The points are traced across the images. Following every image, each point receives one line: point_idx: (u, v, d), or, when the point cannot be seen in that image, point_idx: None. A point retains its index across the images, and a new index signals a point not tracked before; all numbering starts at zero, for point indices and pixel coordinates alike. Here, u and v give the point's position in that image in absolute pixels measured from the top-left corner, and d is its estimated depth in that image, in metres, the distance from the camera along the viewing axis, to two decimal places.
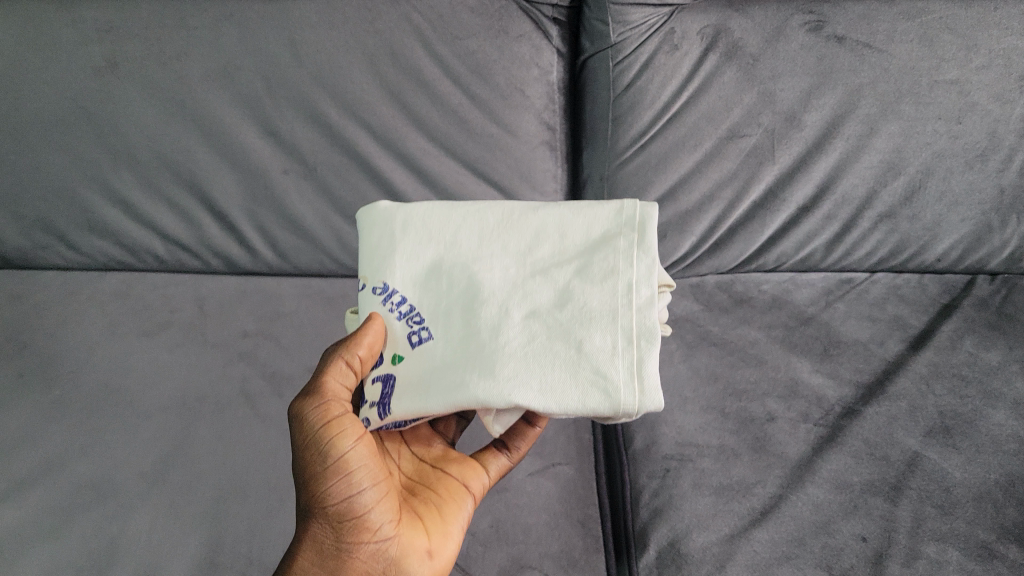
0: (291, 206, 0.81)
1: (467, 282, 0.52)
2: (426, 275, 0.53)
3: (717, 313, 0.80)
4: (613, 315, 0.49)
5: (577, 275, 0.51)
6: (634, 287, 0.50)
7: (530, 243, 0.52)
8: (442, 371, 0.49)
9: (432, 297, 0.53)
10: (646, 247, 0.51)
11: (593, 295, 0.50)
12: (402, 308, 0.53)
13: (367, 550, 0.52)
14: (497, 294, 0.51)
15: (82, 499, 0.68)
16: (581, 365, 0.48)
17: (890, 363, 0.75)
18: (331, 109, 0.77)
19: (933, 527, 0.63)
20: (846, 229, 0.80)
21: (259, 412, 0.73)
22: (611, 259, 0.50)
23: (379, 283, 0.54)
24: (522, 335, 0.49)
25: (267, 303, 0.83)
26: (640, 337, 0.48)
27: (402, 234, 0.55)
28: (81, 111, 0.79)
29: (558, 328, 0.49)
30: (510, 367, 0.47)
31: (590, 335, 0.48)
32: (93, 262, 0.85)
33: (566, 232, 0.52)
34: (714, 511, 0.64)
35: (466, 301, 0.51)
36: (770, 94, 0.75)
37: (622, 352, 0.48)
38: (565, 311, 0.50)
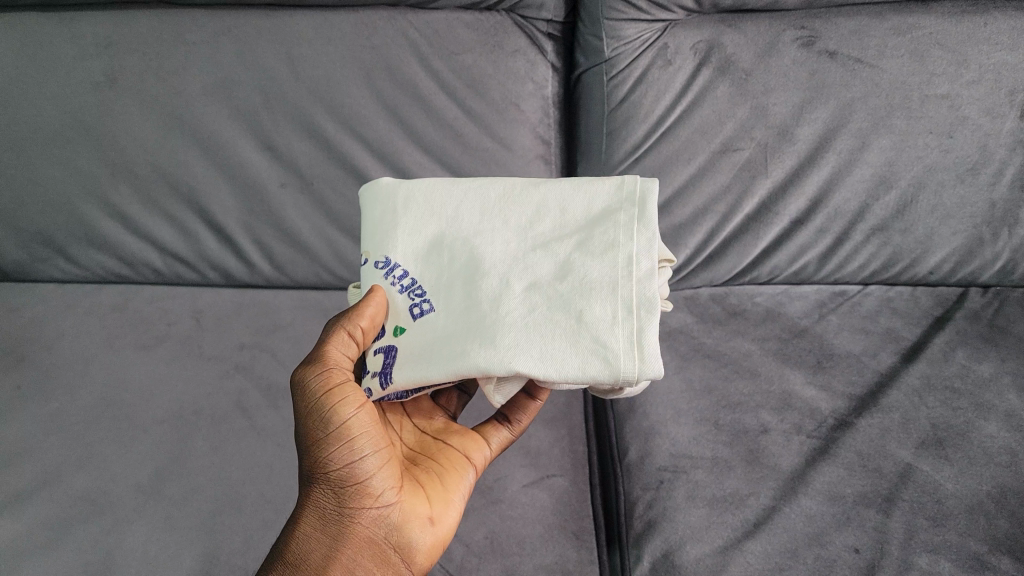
0: (288, 220, 0.81)
1: (468, 256, 0.52)
2: (428, 250, 0.54)
3: (711, 325, 0.80)
4: (613, 286, 0.48)
5: (578, 249, 0.50)
6: (634, 259, 0.49)
7: (530, 218, 0.53)
8: (443, 340, 0.50)
9: (433, 271, 0.54)
10: (646, 221, 0.50)
11: (594, 267, 0.49)
12: (403, 282, 0.54)
13: (369, 515, 0.53)
14: (497, 267, 0.51)
15: (78, 512, 0.68)
16: (581, 334, 0.47)
17: (883, 375, 0.75)
18: (329, 124, 0.78)
19: (926, 538, 0.63)
20: (839, 242, 0.81)
21: (255, 424, 0.74)
22: (612, 233, 0.50)
23: (381, 258, 0.55)
24: (523, 306, 0.49)
25: (264, 315, 0.83)
26: (641, 308, 0.47)
27: (404, 209, 0.55)
28: (79, 126, 0.80)
29: (559, 299, 0.49)
30: (510, 336, 0.47)
31: (590, 305, 0.48)
32: (91, 275, 0.86)
33: (567, 208, 0.52)
34: (708, 523, 0.65)
35: (467, 274, 0.52)
36: (764, 109, 0.76)
37: (622, 322, 0.47)
38: (565, 283, 0.49)
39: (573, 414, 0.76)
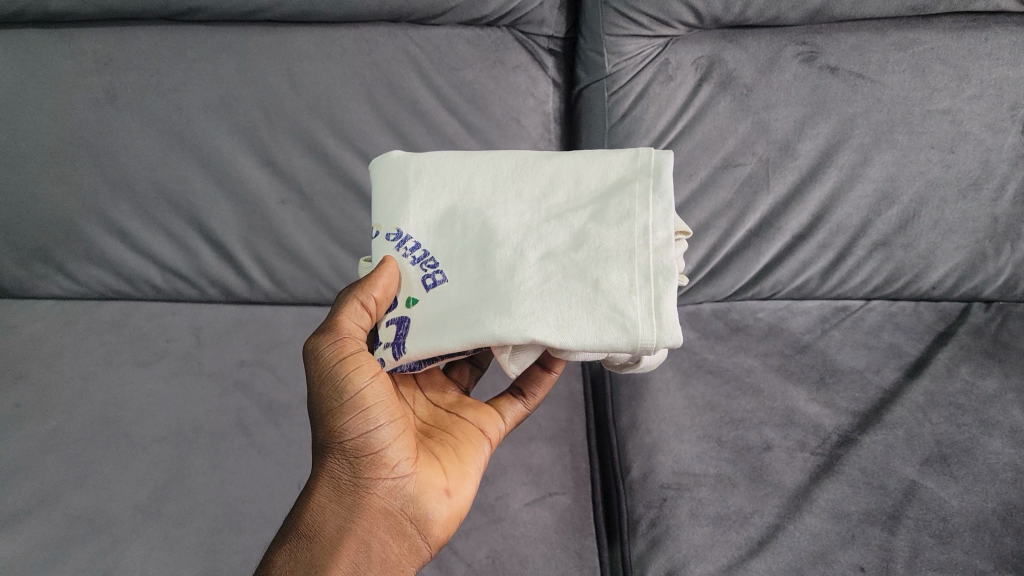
0: (289, 236, 0.81)
1: (481, 227, 0.52)
2: (441, 221, 0.54)
3: (713, 340, 0.80)
4: (629, 255, 0.47)
5: (593, 219, 0.50)
6: (650, 229, 0.48)
7: (545, 189, 0.52)
8: (457, 310, 0.49)
9: (446, 242, 0.53)
10: (662, 192, 0.49)
11: (609, 237, 0.48)
12: (415, 254, 0.54)
13: (385, 485, 0.52)
14: (511, 238, 0.50)
15: (76, 532, 0.67)
16: (597, 303, 0.46)
17: (886, 392, 0.75)
18: (330, 139, 0.78)
19: (931, 556, 0.62)
20: (841, 257, 0.80)
21: (255, 442, 0.73)
22: (627, 204, 0.49)
23: (393, 230, 0.55)
24: (538, 275, 0.48)
25: (264, 332, 0.82)
26: (659, 276, 0.47)
27: (415, 181, 0.55)
28: (79, 141, 0.80)
29: (574, 268, 0.48)
30: (525, 306, 0.47)
31: (605, 273, 0.47)
32: (90, 292, 0.85)
33: (581, 179, 0.52)
34: (712, 542, 0.64)
35: (480, 243, 0.51)
36: (766, 124, 0.76)
37: (639, 290, 0.46)
38: (580, 252, 0.49)
39: (575, 431, 0.75)
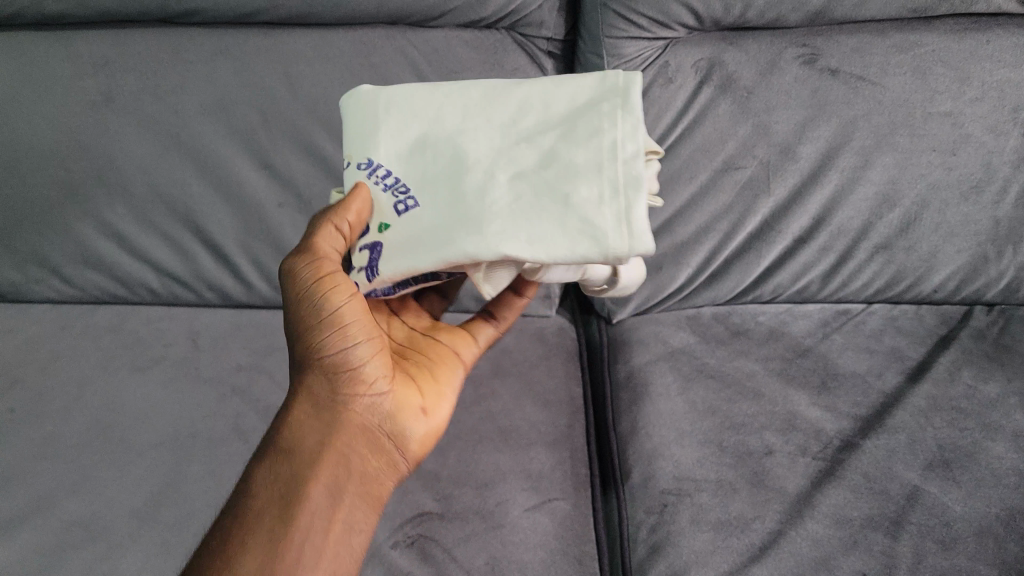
0: (286, 241, 0.80)
1: (453, 152, 0.49)
2: (411, 149, 0.51)
3: (714, 345, 0.80)
4: (597, 167, 0.44)
5: (561, 138, 0.46)
6: (619, 144, 0.44)
7: (513, 115, 0.48)
8: (430, 232, 0.47)
9: (417, 168, 0.50)
10: (631, 107, 0.45)
11: (577, 153, 0.45)
12: (387, 181, 0.51)
13: (363, 402, 0.54)
14: (482, 161, 0.47)
15: (71, 539, 0.66)
16: (568, 216, 0.44)
17: (888, 396, 0.74)
18: (328, 143, 0.78)
19: (934, 562, 0.62)
20: (842, 261, 0.80)
21: (252, 447, 0.72)
22: (594, 121, 0.45)
23: (364, 159, 0.52)
24: (508, 194, 0.46)
25: (261, 336, 0.82)
26: (629, 187, 0.44)
27: (384, 114, 0.52)
28: (76, 145, 0.79)
29: (545, 185, 0.45)
30: (497, 224, 0.45)
31: (574, 187, 0.44)
32: (87, 295, 0.85)
33: (551, 102, 0.48)
34: (713, 547, 0.64)
35: (450, 168, 0.48)
36: (766, 126, 0.75)
37: (607, 201, 0.44)
38: (550, 170, 0.45)
39: (575, 437, 0.75)
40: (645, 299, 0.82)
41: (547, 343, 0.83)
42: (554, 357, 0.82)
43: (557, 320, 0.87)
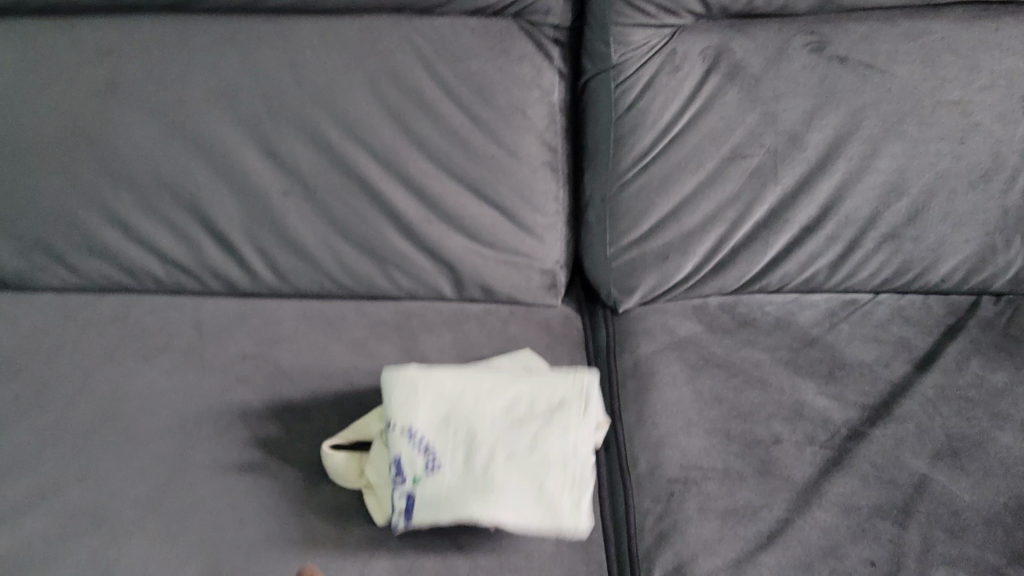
0: (292, 229, 0.81)
1: (467, 435, 0.63)
2: (440, 424, 0.64)
3: (721, 334, 0.80)
4: (563, 467, 0.62)
5: (543, 428, 0.63)
6: (578, 448, 0.63)
7: (511, 404, 0.65)
8: (457, 490, 0.61)
9: (444, 440, 0.63)
10: (589, 413, 0.64)
11: (552, 445, 0.62)
12: (425, 447, 0.63)
13: None
14: (487, 442, 0.63)
15: (77, 527, 0.65)
16: (541, 498, 0.60)
17: (896, 385, 0.74)
18: (335, 131, 0.77)
19: (943, 551, 0.62)
20: (850, 249, 0.79)
21: (258, 436, 0.72)
22: (565, 423, 0.63)
23: (405, 426, 0.63)
24: (504, 474, 0.61)
25: (266, 327, 0.82)
26: (580, 483, 0.61)
27: (422, 391, 0.65)
28: (80, 132, 0.79)
29: (529, 470, 0.61)
30: (496, 496, 0.60)
31: (546, 480, 0.61)
32: (90, 284, 0.85)
33: (536, 398, 0.65)
34: (720, 536, 0.63)
35: (464, 448, 0.63)
36: (773, 115, 0.75)
37: (568, 492, 0.61)
38: (534, 455, 0.62)
39: None
40: (654, 287, 0.81)
41: (553, 332, 0.82)
42: (561, 346, 0.81)
43: (562, 309, 0.86)
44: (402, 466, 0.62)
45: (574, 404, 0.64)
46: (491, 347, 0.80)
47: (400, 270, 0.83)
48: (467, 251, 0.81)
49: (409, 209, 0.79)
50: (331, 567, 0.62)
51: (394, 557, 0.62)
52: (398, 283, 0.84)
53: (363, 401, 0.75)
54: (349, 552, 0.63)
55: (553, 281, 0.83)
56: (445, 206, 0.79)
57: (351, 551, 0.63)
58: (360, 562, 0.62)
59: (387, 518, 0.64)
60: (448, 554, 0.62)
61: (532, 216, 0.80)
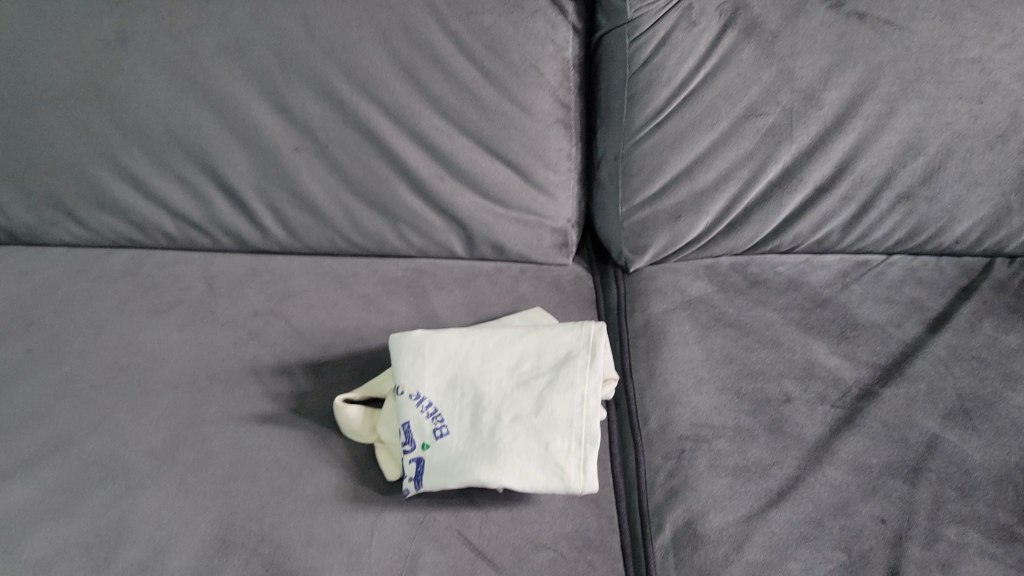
0: (305, 186, 0.82)
1: (473, 395, 0.64)
2: (446, 386, 0.65)
3: (733, 294, 0.80)
4: (570, 423, 0.61)
5: (548, 386, 0.63)
6: (586, 399, 0.62)
7: (515, 362, 0.65)
8: (462, 453, 0.61)
9: (450, 402, 0.64)
10: (596, 366, 0.63)
11: (559, 404, 0.62)
12: (431, 411, 0.64)
13: None
14: (493, 404, 0.63)
15: (91, 477, 0.66)
16: (548, 460, 0.60)
17: (908, 345, 0.74)
18: (346, 86, 0.76)
19: (954, 509, 0.61)
20: (864, 210, 0.80)
21: (269, 390, 0.72)
22: (572, 376, 0.63)
23: (412, 391, 0.65)
24: (509, 435, 0.61)
25: (277, 282, 0.84)
26: (587, 440, 0.61)
27: (429, 356, 0.67)
28: (90, 86, 0.78)
29: (535, 429, 0.61)
30: (503, 457, 0.59)
31: (553, 438, 0.60)
32: (100, 238, 0.88)
33: (542, 353, 0.65)
34: (731, 492, 0.63)
35: (470, 410, 0.63)
36: (789, 72, 0.73)
37: (575, 450, 0.60)
38: (540, 416, 0.61)
39: None
40: (665, 248, 0.82)
41: (564, 291, 0.83)
42: (572, 305, 0.82)
43: (573, 269, 0.87)
44: (410, 434, 0.63)
45: (576, 359, 0.64)
46: (502, 305, 0.81)
47: (411, 228, 0.83)
48: (478, 208, 0.81)
49: (421, 165, 0.79)
50: (344, 520, 0.62)
51: (405, 511, 0.62)
52: (409, 239, 0.84)
53: (375, 355, 0.76)
54: (362, 507, 0.62)
55: (563, 240, 0.85)
56: (457, 163, 0.79)
57: (364, 503, 0.63)
58: (373, 515, 0.62)
59: (398, 473, 0.64)
60: (460, 508, 0.62)
61: (546, 172, 0.80)
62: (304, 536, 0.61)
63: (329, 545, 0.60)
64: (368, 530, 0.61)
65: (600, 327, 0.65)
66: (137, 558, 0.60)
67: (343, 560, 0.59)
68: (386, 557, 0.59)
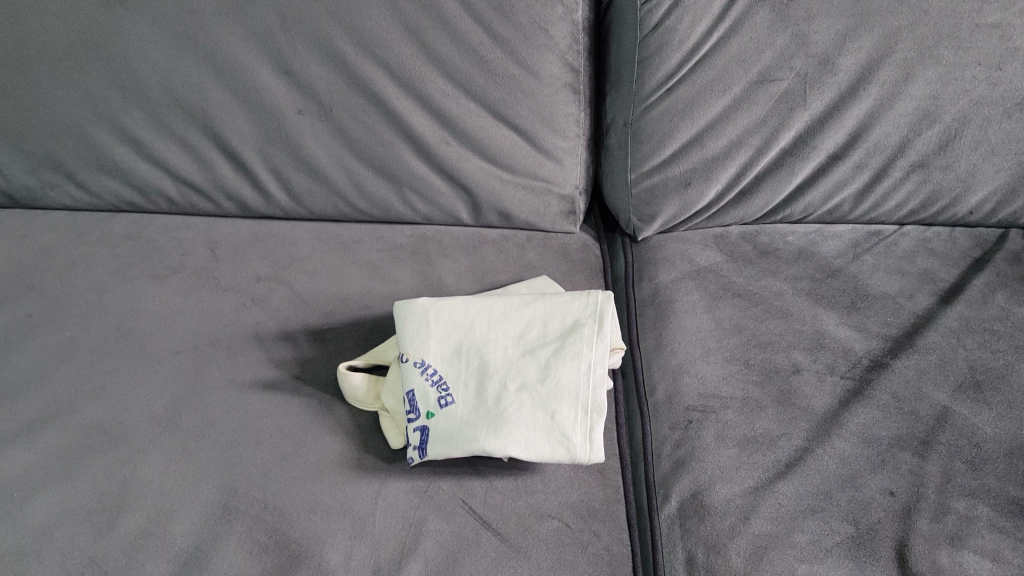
0: (308, 150, 0.81)
1: (479, 363, 0.63)
2: (452, 355, 0.65)
3: (742, 264, 0.80)
4: (576, 392, 0.60)
5: (554, 355, 0.62)
6: (592, 367, 0.61)
7: (521, 330, 0.64)
8: (466, 422, 0.60)
9: (455, 370, 0.64)
10: (603, 334, 0.62)
11: (565, 373, 0.61)
12: (435, 379, 0.63)
13: None
14: (498, 372, 0.62)
15: (93, 442, 0.65)
16: (553, 429, 0.59)
17: (919, 317, 0.73)
18: (348, 47, 0.73)
19: (964, 482, 0.60)
20: (877, 178, 0.79)
21: (272, 356, 0.72)
22: (578, 345, 0.62)
23: (417, 359, 0.65)
24: (515, 404, 0.60)
25: (280, 249, 0.84)
26: (594, 409, 0.59)
27: (434, 323, 0.66)
28: (89, 45, 0.76)
29: (540, 398, 0.60)
30: (508, 426, 0.59)
31: (559, 407, 0.59)
32: (101, 200, 0.88)
33: (548, 321, 0.64)
34: (738, 463, 0.62)
35: (476, 378, 0.63)
36: (804, 37, 0.71)
37: (582, 420, 0.59)
38: (545, 385, 0.60)
39: None
40: (674, 216, 0.81)
41: (571, 259, 0.82)
42: (579, 274, 0.81)
43: (581, 237, 0.86)
44: (415, 403, 0.62)
45: (583, 328, 0.62)
46: (508, 273, 0.80)
47: (416, 193, 0.83)
48: (485, 174, 0.80)
49: (426, 130, 0.77)
50: (347, 487, 0.61)
51: (409, 479, 0.61)
52: (414, 205, 0.84)
53: (379, 322, 0.75)
54: (365, 476, 0.62)
55: (571, 208, 0.83)
56: (462, 127, 0.77)
57: (368, 471, 0.62)
58: (376, 483, 0.61)
59: (402, 441, 0.63)
60: (464, 477, 0.62)
61: (554, 138, 0.78)
62: (307, 503, 0.60)
63: (333, 513, 0.59)
64: (371, 498, 0.60)
65: (608, 296, 0.63)
66: (139, 524, 0.59)
67: (345, 528, 0.58)
68: (389, 525, 0.58)
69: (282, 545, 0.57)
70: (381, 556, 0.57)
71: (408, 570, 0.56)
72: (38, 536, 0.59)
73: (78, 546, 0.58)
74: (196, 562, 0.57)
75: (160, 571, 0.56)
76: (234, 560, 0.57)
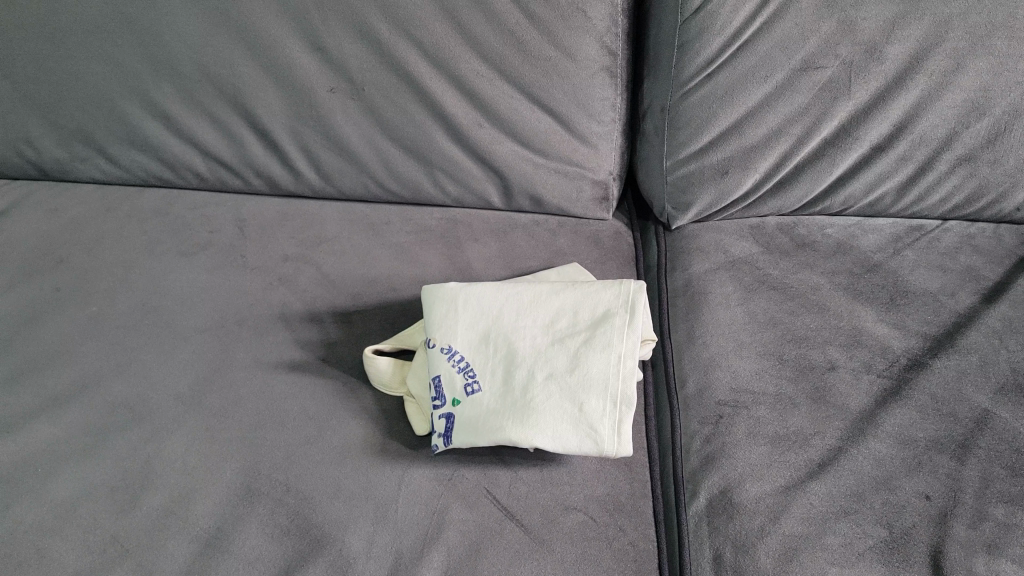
0: (337, 129, 0.79)
1: (506, 351, 0.62)
2: (479, 341, 0.64)
3: (778, 256, 0.78)
4: (605, 383, 0.58)
5: (583, 345, 0.60)
6: (623, 358, 0.59)
7: (551, 318, 0.63)
8: (491, 411, 0.59)
9: (482, 357, 0.63)
10: (635, 325, 0.60)
11: (594, 363, 0.59)
12: (461, 365, 0.62)
13: None
14: (526, 361, 0.61)
15: (117, 419, 0.65)
16: (580, 421, 0.57)
17: (961, 316, 0.71)
18: (382, 25, 0.72)
19: (1002, 488, 0.58)
20: (921, 171, 0.76)
21: (298, 336, 0.71)
22: (609, 335, 0.60)
23: (444, 345, 0.64)
24: (542, 394, 0.59)
25: (309, 228, 0.83)
26: (623, 402, 0.58)
27: (462, 309, 0.65)
28: (120, 16, 0.76)
29: (568, 388, 0.59)
30: (535, 416, 0.58)
31: (587, 398, 0.58)
32: (131, 174, 0.88)
33: (579, 310, 0.62)
34: (769, 462, 0.60)
35: (503, 364, 0.62)
36: (851, 24, 0.68)
37: (610, 412, 0.57)
38: (574, 375, 0.59)
39: None
40: (708, 206, 0.80)
41: (602, 247, 0.81)
42: (611, 262, 0.79)
43: (613, 224, 0.85)
44: (441, 390, 0.62)
45: (614, 318, 0.61)
46: (538, 260, 0.79)
47: (446, 174, 0.81)
48: (516, 157, 0.79)
49: (457, 111, 0.76)
50: (370, 473, 0.60)
51: (434, 467, 0.61)
52: (444, 187, 0.83)
53: (407, 306, 0.74)
54: (389, 462, 0.61)
55: (604, 194, 0.82)
56: (495, 109, 0.75)
57: (391, 457, 0.61)
58: (399, 470, 0.60)
59: (427, 427, 0.62)
60: (489, 466, 0.61)
61: (587, 123, 0.76)
62: (329, 488, 0.59)
63: (355, 498, 0.59)
64: (395, 485, 0.59)
65: (640, 286, 0.62)
66: (162, 503, 0.59)
67: (368, 514, 0.58)
68: (412, 512, 0.58)
69: (303, 529, 0.57)
70: (402, 544, 0.56)
71: (430, 559, 0.55)
72: (60, 514, 0.59)
73: (101, 522, 0.58)
74: (217, 543, 0.56)
75: (181, 551, 0.56)
76: (255, 543, 0.56)
